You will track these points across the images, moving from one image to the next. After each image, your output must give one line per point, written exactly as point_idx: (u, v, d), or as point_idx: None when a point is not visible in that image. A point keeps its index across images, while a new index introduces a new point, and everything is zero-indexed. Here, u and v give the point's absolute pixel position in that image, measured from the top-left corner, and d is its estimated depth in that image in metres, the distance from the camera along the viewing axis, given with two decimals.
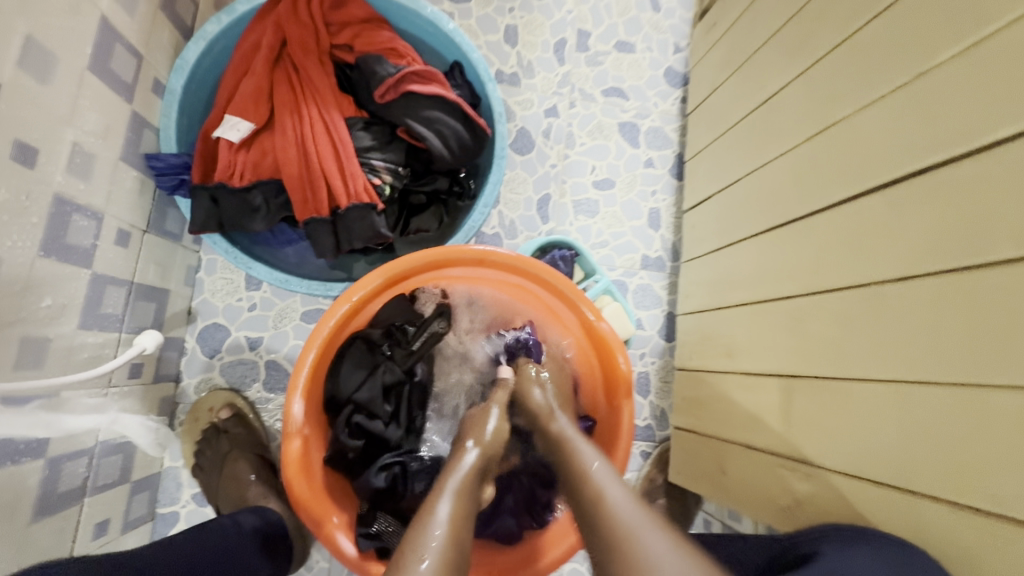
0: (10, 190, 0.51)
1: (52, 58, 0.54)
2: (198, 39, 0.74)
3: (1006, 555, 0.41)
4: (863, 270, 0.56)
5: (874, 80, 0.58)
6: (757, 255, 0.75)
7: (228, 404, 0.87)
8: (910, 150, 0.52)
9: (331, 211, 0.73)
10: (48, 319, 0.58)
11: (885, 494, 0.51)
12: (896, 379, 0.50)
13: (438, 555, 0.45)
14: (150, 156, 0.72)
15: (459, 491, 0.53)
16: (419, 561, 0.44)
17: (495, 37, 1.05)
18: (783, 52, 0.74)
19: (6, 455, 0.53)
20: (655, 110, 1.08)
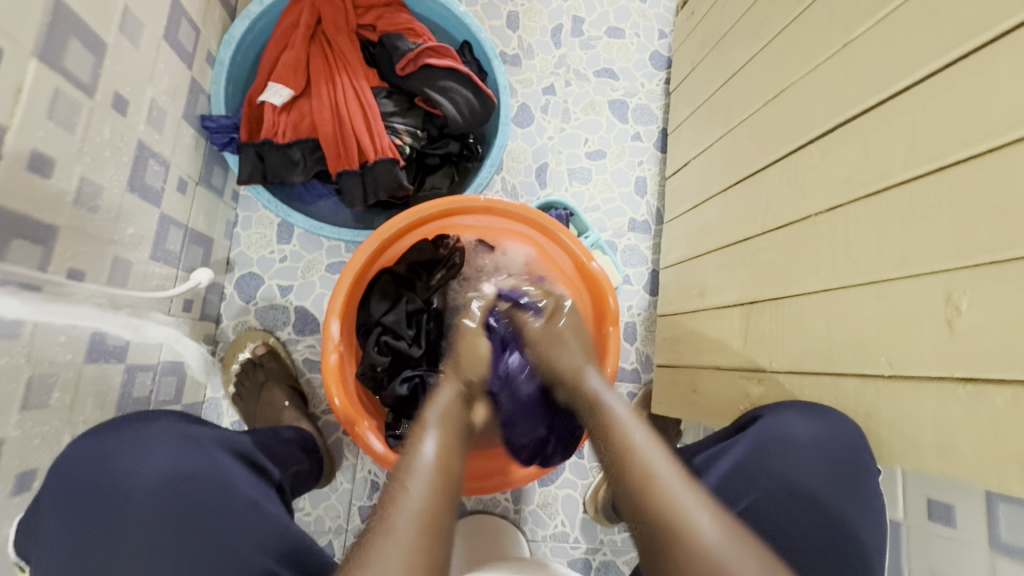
0: (110, 132, 0.63)
1: (140, 27, 0.66)
2: (244, 17, 0.85)
3: (895, 405, 0.54)
4: (805, 206, 0.68)
5: (815, 51, 0.70)
6: (725, 207, 0.87)
7: (263, 342, 0.97)
8: (839, 105, 0.65)
9: (360, 164, 0.85)
10: (131, 246, 0.70)
11: (817, 380, 0.64)
12: (825, 287, 0.63)
13: (426, 477, 0.53)
14: (204, 117, 0.84)
15: (439, 430, 0.61)
16: (407, 482, 0.52)
17: (499, 22, 1.16)
18: (750, 31, 0.87)
19: (102, 352, 0.65)
20: (642, 90, 1.20)
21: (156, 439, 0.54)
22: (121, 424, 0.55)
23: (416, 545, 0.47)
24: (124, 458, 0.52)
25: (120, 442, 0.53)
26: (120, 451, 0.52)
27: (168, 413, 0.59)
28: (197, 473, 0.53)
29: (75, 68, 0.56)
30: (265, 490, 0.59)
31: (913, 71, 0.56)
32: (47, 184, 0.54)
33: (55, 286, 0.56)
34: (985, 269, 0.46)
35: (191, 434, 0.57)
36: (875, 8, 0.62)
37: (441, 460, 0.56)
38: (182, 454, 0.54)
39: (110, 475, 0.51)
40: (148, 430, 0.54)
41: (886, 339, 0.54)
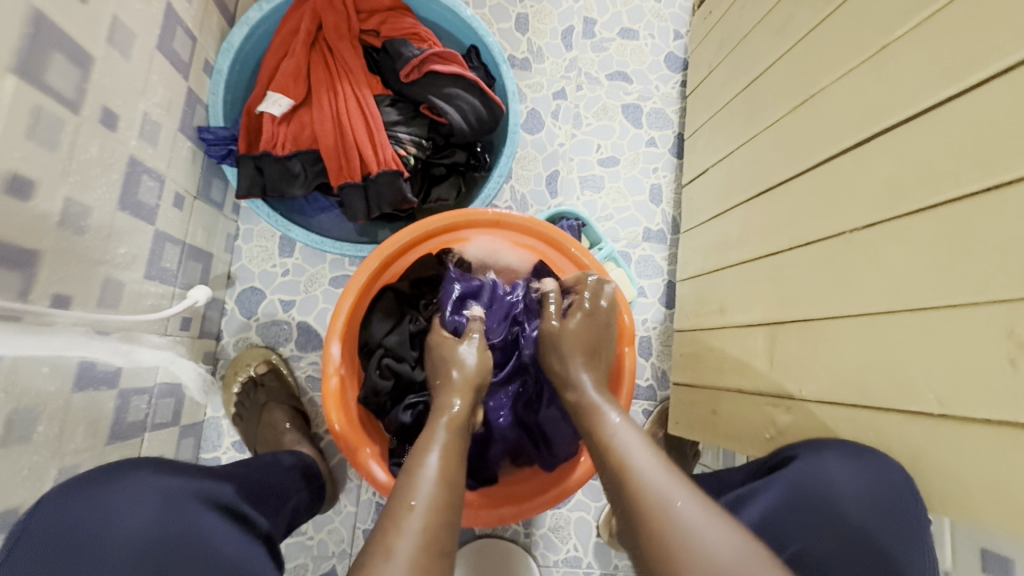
0: (99, 149, 0.59)
1: (132, 37, 0.63)
2: (243, 25, 0.82)
3: (944, 445, 0.49)
4: (838, 222, 0.63)
5: (848, 53, 0.65)
6: (748, 219, 0.82)
7: (265, 361, 0.94)
8: (876, 113, 0.60)
9: (363, 177, 0.81)
10: (123, 266, 0.67)
11: (853, 412, 0.59)
12: (862, 312, 0.58)
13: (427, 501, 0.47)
14: (202, 128, 0.80)
15: (447, 442, 0.55)
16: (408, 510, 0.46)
17: (507, 25, 1.12)
18: (773, 32, 0.82)
19: (91, 380, 0.62)
20: (657, 93, 1.15)
21: (131, 494, 0.51)
22: (96, 479, 0.52)
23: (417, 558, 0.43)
24: (98, 518, 0.49)
25: (92, 502, 0.50)
26: (92, 510, 0.49)
27: (148, 464, 0.56)
28: (174, 532, 0.50)
29: (59, 84, 0.53)
30: (251, 546, 0.55)
31: (961, 77, 0.51)
32: (26, 208, 0.51)
33: (36, 315, 0.53)
34: None
35: (171, 488, 0.53)
36: (916, 7, 0.56)
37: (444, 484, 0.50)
38: (160, 511, 0.51)
39: (84, 535, 0.48)
40: (124, 485, 0.51)
41: (936, 372, 0.49)
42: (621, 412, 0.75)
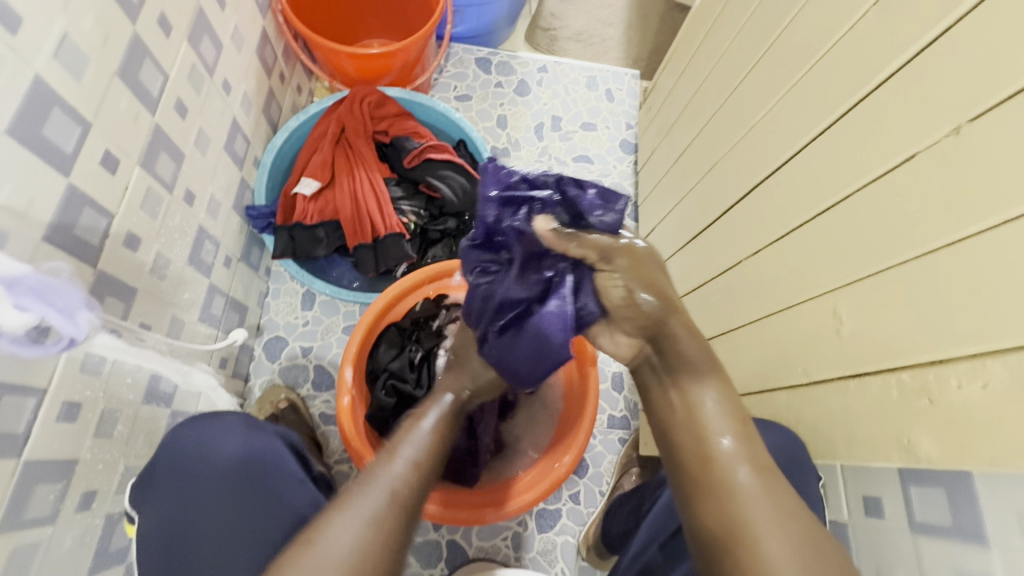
0: (180, 219, 0.81)
1: (208, 141, 0.87)
2: (284, 130, 1.08)
3: (815, 409, 0.64)
4: (737, 254, 0.83)
5: (733, 133, 0.89)
6: (684, 261, 1.02)
7: (285, 398, 1.09)
8: (752, 172, 0.82)
9: (373, 239, 1.04)
10: (186, 308, 0.86)
11: (760, 399, 0.74)
12: (754, 318, 0.75)
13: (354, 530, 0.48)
14: (249, 207, 1.02)
15: (417, 456, 0.57)
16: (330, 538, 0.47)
17: (490, 123, 1.41)
18: (690, 121, 1.07)
19: (155, 396, 0.78)
20: (615, 171, 1.41)
21: (228, 428, 0.71)
22: (198, 419, 0.71)
23: (355, 553, 0.47)
24: (206, 443, 0.69)
25: (199, 430, 0.70)
26: (200, 438, 0.69)
27: (225, 410, 0.75)
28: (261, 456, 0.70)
29: (162, 172, 0.75)
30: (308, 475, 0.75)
31: (793, 144, 0.71)
32: (133, 256, 0.70)
33: (130, 335, 0.71)
34: (852, 288, 0.58)
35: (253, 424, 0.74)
36: (767, 101, 0.79)
37: (437, 432, 0.61)
38: (247, 441, 0.71)
39: (200, 451, 0.68)
40: (218, 424, 0.71)
41: (801, 355, 0.65)
42: (590, 423, 0.91)
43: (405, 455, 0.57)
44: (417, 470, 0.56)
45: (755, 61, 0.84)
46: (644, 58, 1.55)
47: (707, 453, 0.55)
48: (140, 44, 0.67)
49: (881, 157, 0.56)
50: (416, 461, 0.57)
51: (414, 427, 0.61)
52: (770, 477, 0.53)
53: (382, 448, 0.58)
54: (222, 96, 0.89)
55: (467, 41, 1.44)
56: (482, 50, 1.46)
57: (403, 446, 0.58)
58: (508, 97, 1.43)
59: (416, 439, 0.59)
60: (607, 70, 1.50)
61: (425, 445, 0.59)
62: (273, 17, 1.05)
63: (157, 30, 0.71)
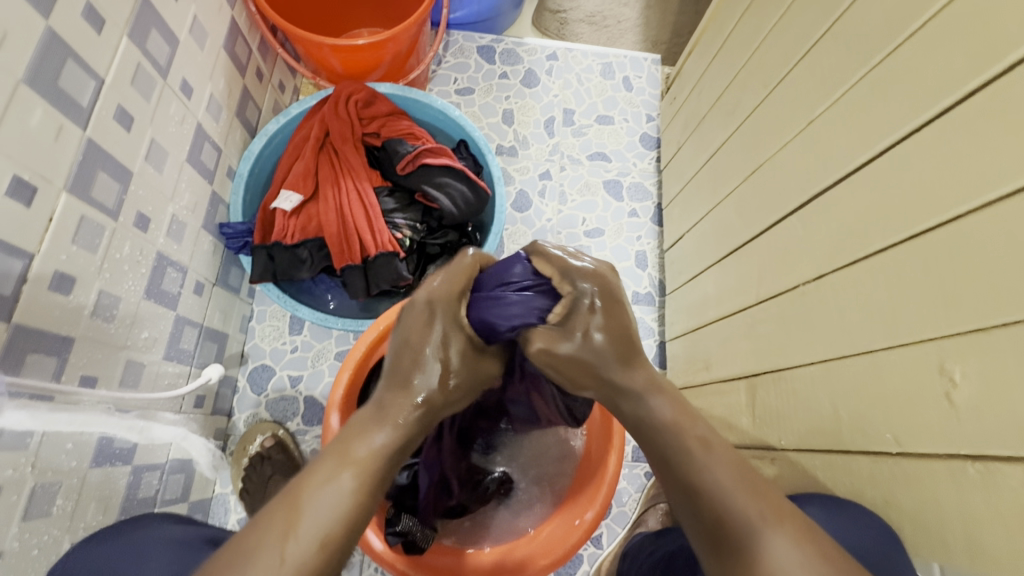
0: (130, 248, 0.69)
1: (165, 153, 0.75)
2: (262, 136, 0.96)
3: (909, 484, 0.51)
4: (794, 277, 0.69)
5: (783, 130, 0.74)
6: (722, 277, 0.89)
7: (272, 434, 0.97)
8: (814, 177, 0.67)
9: (363, 259, 0.92)
10: (145, 348, 0.74)
11: (830, 460, 0.60)
12: (823, 359, 0.62)
13: None
14: (223, 224, 0.90)
15: (344, 495, 0.46)
16: None
17: (495, 119, 1.27)
18: (724, 113, 0.93)
19: (106, 457, 0.67)
20: (635, 169, 1.26)
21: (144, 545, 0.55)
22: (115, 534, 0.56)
23: None
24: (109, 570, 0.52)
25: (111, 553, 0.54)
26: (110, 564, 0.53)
27: (168, 519, 0.61)
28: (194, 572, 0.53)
29: (101, 197, 0.63)
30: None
31: (869, 148, 0.58)
32: (65, 300, 0.59)
33: (63, 396, 0.59)
34: (972, 340, 0.44)
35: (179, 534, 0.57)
36: (831, 90, 0.65)
37: (360, 492, 0.47)
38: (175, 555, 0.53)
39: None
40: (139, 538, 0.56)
41: (889, 414, 0.53)
42: (614, 472, 0.78)
43: (314, 519, 0.44)
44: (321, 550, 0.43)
45: (812, 42, 0.70)
46: (665, 41, 1.40)
47: (695, 484, 0.50)
48: (59, 44, 0.55)
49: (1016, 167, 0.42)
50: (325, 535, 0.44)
51: (335, 481, 0.47)
52: (804, 534, 0.44)
53: (285, 510, 0.45)
54: (181, 101, 0.77)
55: (468, 27, 1.30)
56: (485, 37, 1.32)
57: (312, 518, 0.44)
58: (515, 89, 1.29)
59: (330, 503, 0.45)
60: (623, 55, 1.35)
61: (346, 511, 0.46)
62: (243, 7, 0.91)
63: (84, 24, 0.58)
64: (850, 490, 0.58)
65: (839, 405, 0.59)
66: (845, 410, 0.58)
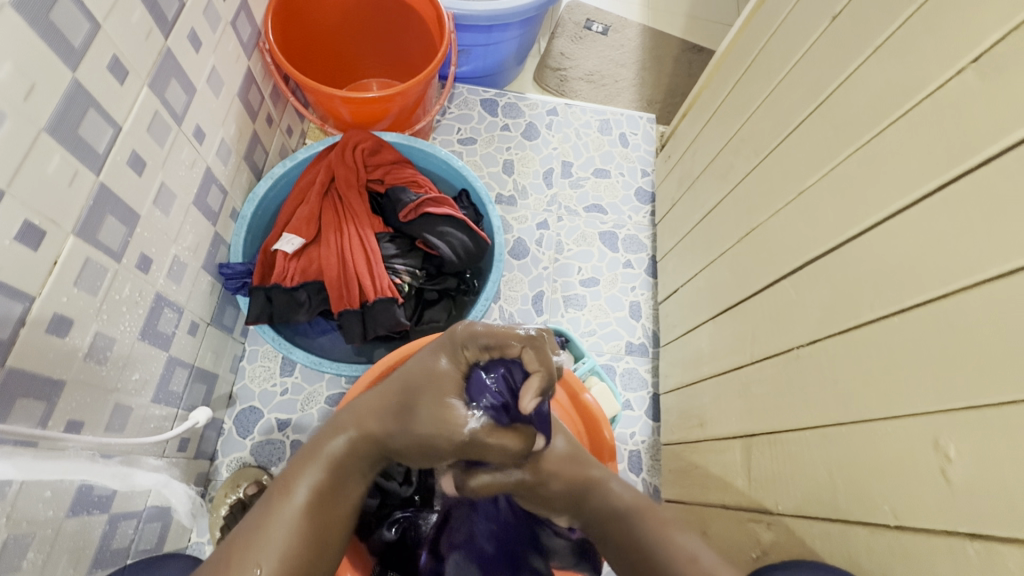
0: (130, 289, 0.69)
1: (173, 197, 0.76)
2: (268, 178, 0.97)
3: (905, 560, 0.50)
4: (789, 339, 0.71)
5: (773, 197, 0.78)
6: (717, 334, 0.90)
7: (256, 482, 0.93)
8: (806, 244, 0.70)
9: (361, 304, 0.93)
10: (134, 390, 0.72)
11: (826, 528, 0.60)
12: (820, 424, 0.63)
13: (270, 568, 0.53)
14: (223, 265, 0.91)
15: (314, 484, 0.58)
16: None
17: (496, 169, 1.30)
18: (717, 176, 0.97)
19: (83, 505, 0.64)
20: (630, 222, 1.30)
21: None
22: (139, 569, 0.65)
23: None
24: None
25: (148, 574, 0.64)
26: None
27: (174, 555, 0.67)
28: None
29: (107, 240, 0.63)
30: None
31: (858, 222, 0.61)
32: (61, 344, 0.58)
33: (49, 442, 0.57)
34: (966, 416, 0.45)
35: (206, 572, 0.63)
36: (820, 163, 0.69)
37: (327, 480, 0.59)
38: None
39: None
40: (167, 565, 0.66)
41: (886, 486, 0.53)
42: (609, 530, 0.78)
43: (292, 504, 0.56)
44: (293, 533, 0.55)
45: (801, 118, 0.74)
46: (660, 101, 1.47)
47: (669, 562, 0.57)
48: (83, 94, 0.57)
49: (1003, 252, 0.45)
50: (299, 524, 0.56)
51: (308, 476, 0.58)
52: None
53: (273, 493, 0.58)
54: (193, 145, 0.79)
55: (473, 81, 1.35)
56: (489, 91, 1.38)
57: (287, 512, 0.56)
58: (516, 141, 1.34)
59: (306, 483, 0.58)
60: (621, 113, 1.41)
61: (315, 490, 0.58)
62: (260, 57, 0.94)
63: (107, 76, 0.60)
64: (848, 562, 0.57)
65: (834, 473, 0.60)
66: (842, 478, 0.58)
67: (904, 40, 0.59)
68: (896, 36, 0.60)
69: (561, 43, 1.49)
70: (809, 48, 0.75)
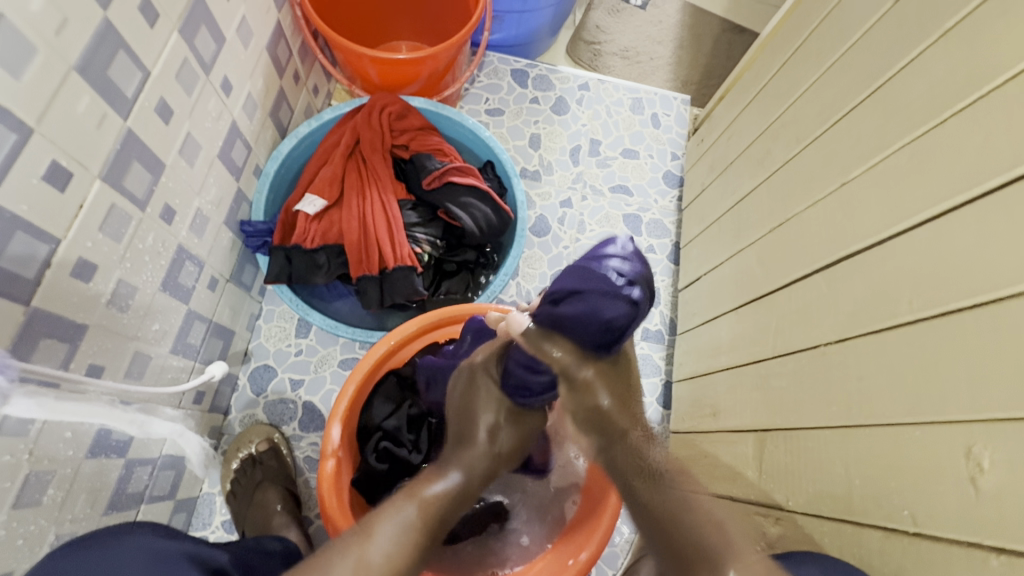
0: (153, 239, 0.68)
1: (198, 148, 0.75)
2: (292, 137, 0.96)
3: (917, 565, 0.50)
4: (816, 335, 0.69)
5: (811, 188, 0.75)
6: (738, 325, 0.88)
7: (267, 440, 0.94)
8: (843, 238, 0.67)
9: (379, 270, 0.93)
10: (154, 340, 0.73)
11: (839, 528, 0.59)
12: (841, 423, 0.61)
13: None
14: (244, 222, 0.90)
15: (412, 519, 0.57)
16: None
17: (522, 142, 1.27)
18: (753, 162, 0.94)
19: (102, 448, 0.66)
20: (656, 206, 1.26)
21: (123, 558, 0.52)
22: (93, 543, 0.53)
23: None
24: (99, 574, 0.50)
25: (97, 559, 0.51)
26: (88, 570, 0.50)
27: (134, 529, 0.56)
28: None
29: (132, 186, 0.63)
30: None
31: (903, 218, 0.58)
32: (85, 288, 0.58)
33: (71, 383, 0.58)
34: (1005, 427, 0.44)
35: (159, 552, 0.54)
36: (867, 155, 0.66)
37: (426, 517, 0.58)
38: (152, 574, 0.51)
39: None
40: (121, 549, 0.52)
41: (908, 491, 0.51)
42: (612, 515, 0.74)
43: (381, 540, 0.54)
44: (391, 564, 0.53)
45: (851, 105, 0.71)
46: (695, 82, 1.41)
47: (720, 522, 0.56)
48: (113, 34, 0.56)
49: None
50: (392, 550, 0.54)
51: (403, 506, 0.58)
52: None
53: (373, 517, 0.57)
54: (220, 97, 0.77)
55: (504, 49, 1.31)
56: (519, 61, 1.33)
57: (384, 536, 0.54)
58: (544, 115, 1.30)
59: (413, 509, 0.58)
60: (654, 92, 1.36)
61: (411, 535, 0.56)
62: (290, 11, 0.92)
63: (139, 17, 0.59)
64: (859, 563, 0.56)
65: (853, 472, 0.58)
66: (861, 477, 0.57)
67: (975, 26, 0.55)
68: (968, 21, 0.56)
69: (597, 15, 1.43)
70: (867, 30, 0.71)
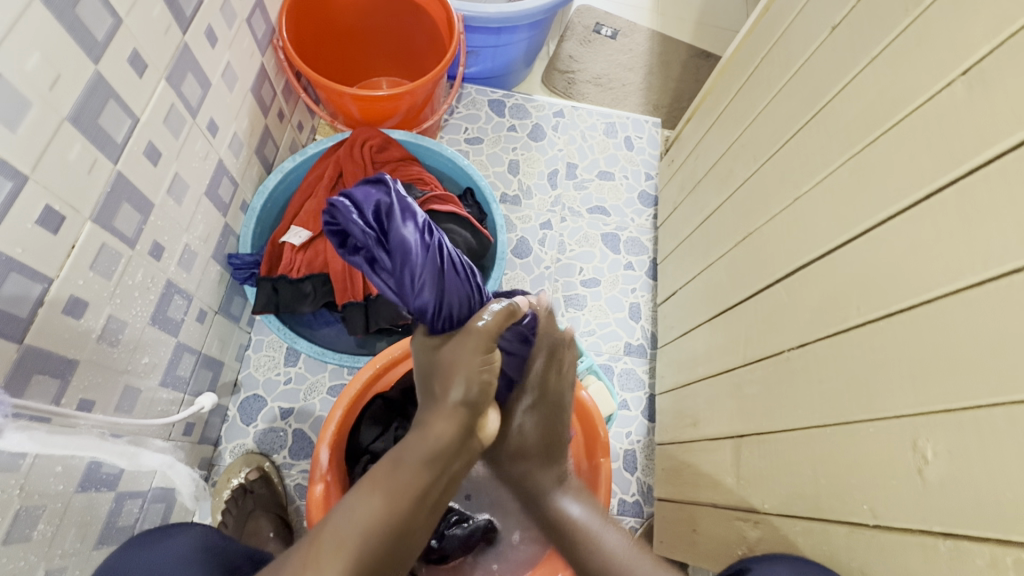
0: (142, 275, 0.71)
1: (186, 186, 0.78)
2: (277, 172, 0.99)
3: (879, 557, 0.52)
4: (780, 341, 0.72)
5: (769, 204, 0.80)
6: (712, 336, 0.91)
7: (257, 467, 0.96)
8: (799, 249, 0.71)
9: (364, 297, 0.96)
10: (143, 373, 0.75)
11: (809, 526, 0.62)
12: (806, 424, 0.64)
13: None
14: (231, 255, 0.93)
15: (375, 504, 0.50)
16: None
17: (501, 168, 1.32)
18: (718, 179, 0.99)
19: (92, 482, 0.67)
20: (632, 224, 1.31)
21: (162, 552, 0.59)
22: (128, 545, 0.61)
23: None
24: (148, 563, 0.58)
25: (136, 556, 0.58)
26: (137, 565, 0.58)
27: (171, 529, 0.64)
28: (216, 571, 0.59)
29: (122, 226, 0.66)
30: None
31: (850, 227, 0.62)
32: (76, 324, 0.61)
33: (62, 418, 0.60)
34: (943, 418, 0.47)
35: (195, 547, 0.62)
36: (815, 171, 0.70)
37: (391, 498, 0.51)
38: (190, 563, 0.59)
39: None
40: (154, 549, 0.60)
41: (866, 484, 0.54)
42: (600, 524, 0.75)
43: (339, 530, 0.49)
44: (355, 549, 0.48)
45: (800, 124, 0.76)
46: (665, 105, 1.48)
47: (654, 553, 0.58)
48: (103, 85, 0.59)
49: (985, 259, 0.46)
50: (357, 537, 0.48)
51: (364, 493, 0.51)
52: None
53: (328, 524, 0.49)
54: (206, 138, 0.81)
55: (481, 81, 1.37)
56: (496, 91, 1.39)
57: (342, 524, 0.49)
58: (521, 142, 1.36)
59: (377, 494, 0.51)
60: (626, 116, 1.43)
61: (370, 521, 0.49)
62: (274, 54, 0.97)
63: (128, 69, 0.63)
64: (829, 559, 0.58)
65: (819, 472, 0.61)
66: (825, 473, 0.60)
67: (898, 52, 0.60)
68: (891, 49, 0.61)
69: (569, 46, 1.50)
70: (809, 57, 0.77)
